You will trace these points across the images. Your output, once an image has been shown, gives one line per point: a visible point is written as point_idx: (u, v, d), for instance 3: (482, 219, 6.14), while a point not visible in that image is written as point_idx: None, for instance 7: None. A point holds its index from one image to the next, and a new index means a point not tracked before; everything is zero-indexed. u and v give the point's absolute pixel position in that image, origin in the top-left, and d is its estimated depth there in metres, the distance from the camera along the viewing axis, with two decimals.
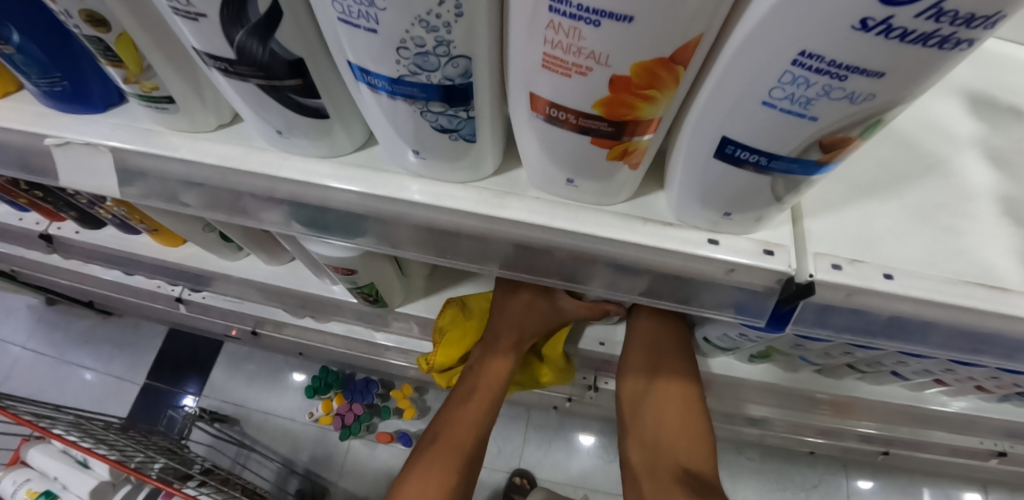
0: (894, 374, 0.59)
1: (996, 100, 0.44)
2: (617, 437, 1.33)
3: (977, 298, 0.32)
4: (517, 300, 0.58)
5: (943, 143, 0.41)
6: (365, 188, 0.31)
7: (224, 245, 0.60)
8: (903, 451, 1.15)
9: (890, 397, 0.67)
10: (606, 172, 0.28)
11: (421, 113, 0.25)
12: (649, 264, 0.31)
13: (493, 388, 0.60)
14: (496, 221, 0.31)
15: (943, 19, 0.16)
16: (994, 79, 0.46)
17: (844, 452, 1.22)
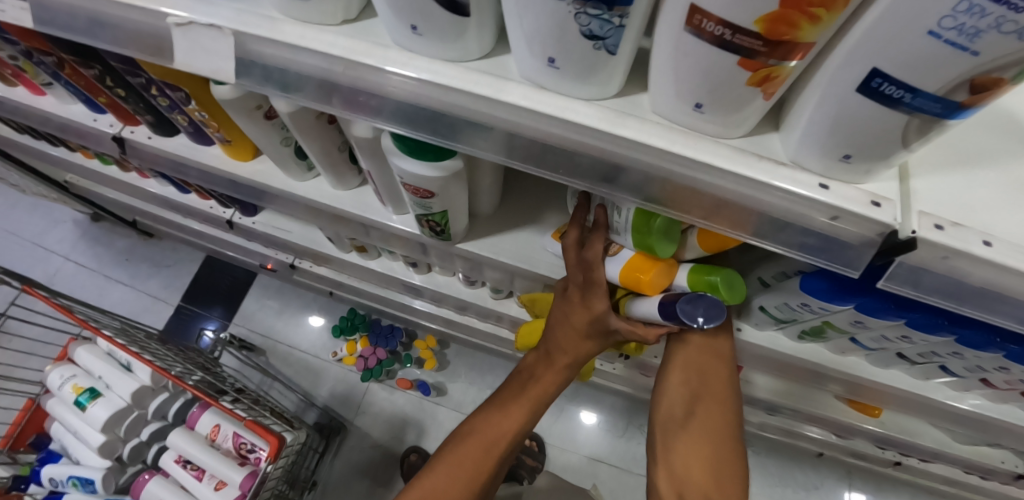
0: (944, 369, 0.58)
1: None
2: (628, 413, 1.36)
3: None
4: (572, 325, 0.56)
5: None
6: (489, 95, 0.32)
7: (297, 163, 0.61)
8: (915, 463, 1.15)
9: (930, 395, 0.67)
10: (740, 98, 0.28)
11: (575, 14, 0.25)
12: (756, 202, 0.32)
13: (547, 394, 0.62)
14: (614, 141, 0.31)
15: None
16: None
17: (855, 457, 1.23)
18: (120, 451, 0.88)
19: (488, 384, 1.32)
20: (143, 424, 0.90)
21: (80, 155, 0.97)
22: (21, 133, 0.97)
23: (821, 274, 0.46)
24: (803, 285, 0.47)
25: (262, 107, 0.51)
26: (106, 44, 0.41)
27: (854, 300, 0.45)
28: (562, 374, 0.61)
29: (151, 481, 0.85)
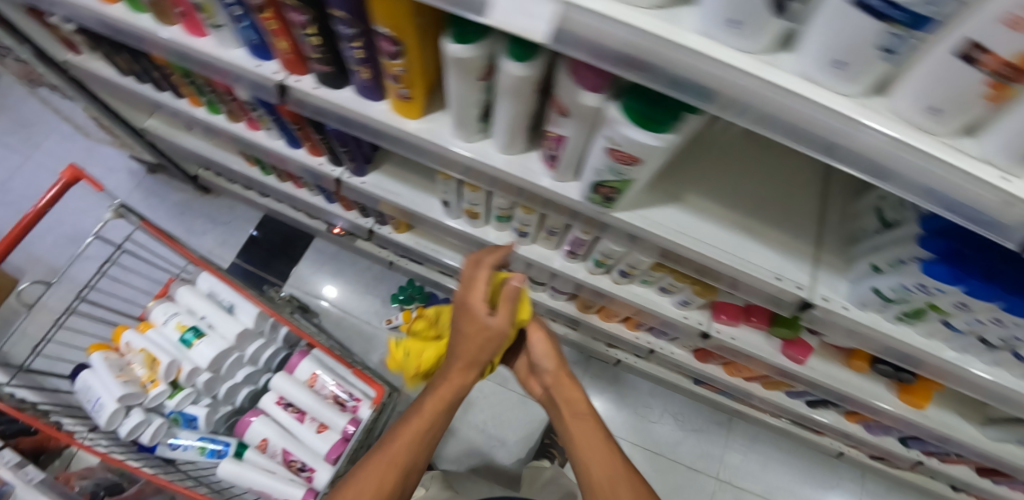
0: (1018, 354, 0.67)
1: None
2: (663, 402, 1.41)
3: None
4: (464, 347, 0.72)
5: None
6: (772, 83, 0.41)
7: (472, 123, 0.67)
8: (935, 461, 1.15)
9: (993, 380, 0.73)
10: (969, 105, 0.39)
11: (883, 32, 0.35)
12: (959, 184, 0.43)
13: (410, 457, 0.69)
14: (857, 125, 0.41)
15: None
16: None
17: (874, 456, 1.24)
18: (217, 390, 0.91)
19: None
20: (238, 366, 0.92)
21: (186, 100, 1.01)
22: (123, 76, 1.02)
23: (942, 261, 0.57)
24: (925, 267, 0.58)
25: (481, 72, 0.58)
26: None
27: (966, 273, 0.56)
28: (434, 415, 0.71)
29: (255, 420, 0.88)
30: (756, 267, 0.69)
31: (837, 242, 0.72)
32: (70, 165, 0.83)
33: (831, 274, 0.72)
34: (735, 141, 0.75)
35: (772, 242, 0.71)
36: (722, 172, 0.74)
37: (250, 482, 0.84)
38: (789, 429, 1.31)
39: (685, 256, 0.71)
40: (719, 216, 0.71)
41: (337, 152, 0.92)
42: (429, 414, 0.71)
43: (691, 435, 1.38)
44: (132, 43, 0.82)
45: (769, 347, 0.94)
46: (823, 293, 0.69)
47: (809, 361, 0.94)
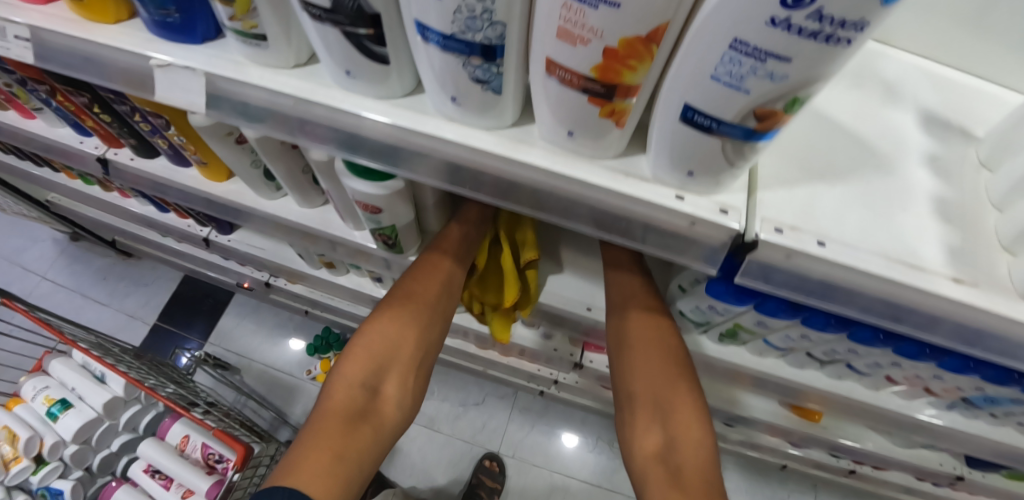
0: (850, 366, 0.64)
1: (948, 120, 0.49)
2: (596, 428, 1.36)
3: (893, 271, 0.39)
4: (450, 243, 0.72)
5: (889, 145, 0.46)
6: (415, 127, 0.40)
7: (261, 183, 0.67)
8: (868, 469, 1.08)
9: (845, 392, 0.68)
10: (598, 127, 0.36)
11: (464, 65, 0.34)
12: (638, 212, 0.40)
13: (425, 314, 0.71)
14: (512, 161, 0.39)
15: (824, 20, 0.24)
16: (950, 103, 0.50)
17: (812, 468, 1.17)
18: (90, 461, 0.91)
19: (459, 400, 1.37)
20: (113, 434, 0.93)
21: (64, 175, 1.04)
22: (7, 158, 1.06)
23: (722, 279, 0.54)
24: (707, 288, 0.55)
25: (234, 134, 0.58)
26: (99, 77, 0.48)
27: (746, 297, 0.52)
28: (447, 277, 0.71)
29: (118, 487, 0.88)
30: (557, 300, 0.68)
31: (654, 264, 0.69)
32: None
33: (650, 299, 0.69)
34: None
35: (580, 270, 0.70)
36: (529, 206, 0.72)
37: None
38: (725, 447, 1.25)
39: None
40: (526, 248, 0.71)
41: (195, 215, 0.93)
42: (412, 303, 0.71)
43: None
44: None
45: None
46: None
47: None
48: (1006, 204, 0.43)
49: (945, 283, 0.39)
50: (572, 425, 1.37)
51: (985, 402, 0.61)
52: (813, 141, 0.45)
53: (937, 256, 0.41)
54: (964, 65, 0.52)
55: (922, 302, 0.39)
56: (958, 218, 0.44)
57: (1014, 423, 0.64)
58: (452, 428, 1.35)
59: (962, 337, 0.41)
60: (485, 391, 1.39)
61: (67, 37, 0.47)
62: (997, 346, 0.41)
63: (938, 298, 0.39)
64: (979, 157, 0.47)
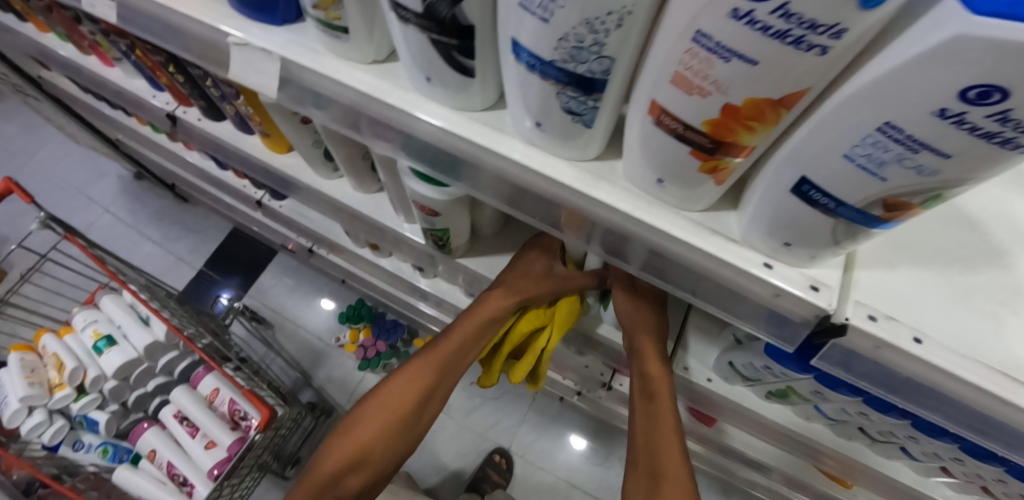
0: (904, 450, 0.58)
1: None
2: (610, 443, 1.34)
3: (997, 386, 0.33)
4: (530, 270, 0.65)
5: (1013, 235, 0.40)
6: (490, 147, 0.37)
7: (320, 161, 0.66)
8: None
9: (890, 472, 0.63)
10: (692, 180, 0.32)
11: (558, 94, 0.31)
12: (718, 273, 0.36)
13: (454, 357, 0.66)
14: (589, 198, 0.36)
15: (1010, 123, 0.20)
16: None
17: None
18: (127, 397, 0.95)
19: (477, 392, 1.37)
20: (149, 375, 0.96)
21: (135, 120, 1.07)
22: (86, 96, 1.10)
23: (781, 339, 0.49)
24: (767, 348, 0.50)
25: (299, 115, 0.56)
26: (177, 46, 0.48)
27: (810, 369, 0.47)
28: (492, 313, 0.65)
29: (148, 429, 0.92)
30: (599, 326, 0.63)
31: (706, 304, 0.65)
32: (6, 177, 0.90)
33: (701, 341, 0.65)
34: None
35: None
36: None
37: (141, 489, 0.88)
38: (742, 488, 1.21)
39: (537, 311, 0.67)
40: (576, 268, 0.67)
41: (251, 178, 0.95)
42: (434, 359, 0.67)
43: None
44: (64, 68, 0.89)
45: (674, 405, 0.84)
46: (685, 363, 0.63)
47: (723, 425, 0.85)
48: None
49: None
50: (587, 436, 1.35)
51: None
52: (918, 223, 0.40)
53: None
54: None
55: None
56: None
57: None
58: (466, 418, 1.35)
59: None
60: (504, 388, 1.38)
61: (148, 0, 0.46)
62: None
63: None
64: None
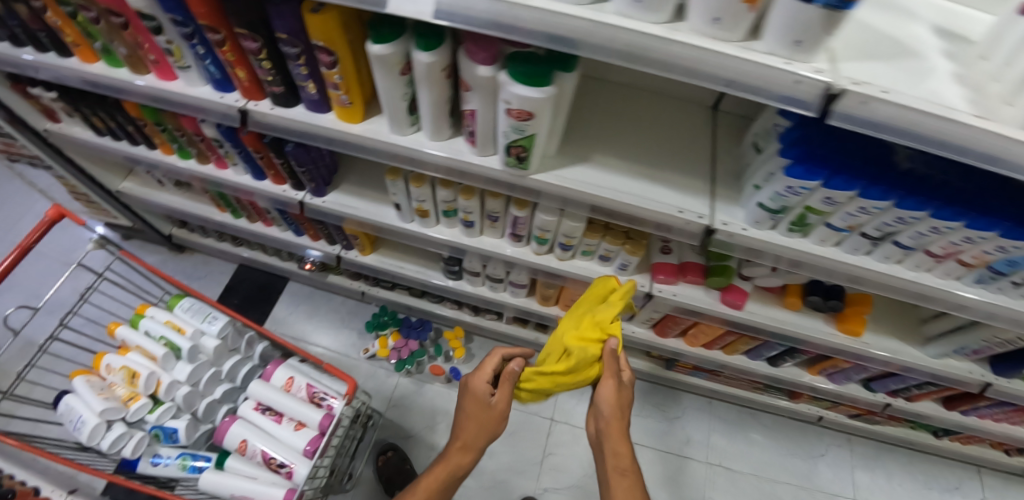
0: (897, 242, 0.79)
1: (953, 31, 0.69)
2: (643, 396, 1.50)
3: (936, 108, 0.56)
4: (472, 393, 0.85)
5: (912, 42, 0.65)
6: (600, 23, 0.57)
7: (401, 115, 0.80)
8: (903, 401, 1.28)
9: (891, 274, 0.84)
10: (737, 15, 0.53)
11: None
12: (760, 75, 0.57)
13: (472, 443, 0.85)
14: (670, 42, 0.56)
15: None
16: (954, 20, 0.70)
17: (849, 403, 1.34)
18: (197, 406, 0.95)
19: None
20: (215, 382, 0.98)
21: (161, 151, 1.13)
22: (98, 134, 1.12)
23: (798, 163, 0.70)
24: (789, 171, 0.70)
25: (400, 64, 0.72)
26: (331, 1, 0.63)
27: (819, 169, 0.69)
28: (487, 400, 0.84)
29: (233, 423, 0.92)
30: (690, 214, 0.80)
31: (729, 177, 0.85)
32: (56, 204, 0.90)
33: (727, 204, 0.82)
34: (625, 104, 0.90)
35: (667, 182, 0.83)
36: (604, 111, 0.89)
37: (229, 489, 0.86)
38: (767, 401, 1.44)
39: (610, 206, 0.81)
40: (623, 168, 0.83)
41: (298, 175, 1.05)
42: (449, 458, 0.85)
43: (678, 422, 1.47)
44: (117, 96, 0.95)
45: (710, 298, 1.04)
46: (723, 219, 0.80)
47: (750, 306, 1.06)
48: (1012, 96, 0.62)
49: (971, 118, 0.57)
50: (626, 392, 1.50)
51: (1006, 267, 0.79)
52: (859, 32, 0.63)
53: (962, 104, 0.59)
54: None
55: (956, 128, 0.57)
56: (964, 85, 0.62)
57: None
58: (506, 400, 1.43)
59: (987, 156, 0.59)
60: None
61: None
62: (1010, 162, 0.59)
63: (968, 127, 0.57)
64: (975, 56, 0.67)
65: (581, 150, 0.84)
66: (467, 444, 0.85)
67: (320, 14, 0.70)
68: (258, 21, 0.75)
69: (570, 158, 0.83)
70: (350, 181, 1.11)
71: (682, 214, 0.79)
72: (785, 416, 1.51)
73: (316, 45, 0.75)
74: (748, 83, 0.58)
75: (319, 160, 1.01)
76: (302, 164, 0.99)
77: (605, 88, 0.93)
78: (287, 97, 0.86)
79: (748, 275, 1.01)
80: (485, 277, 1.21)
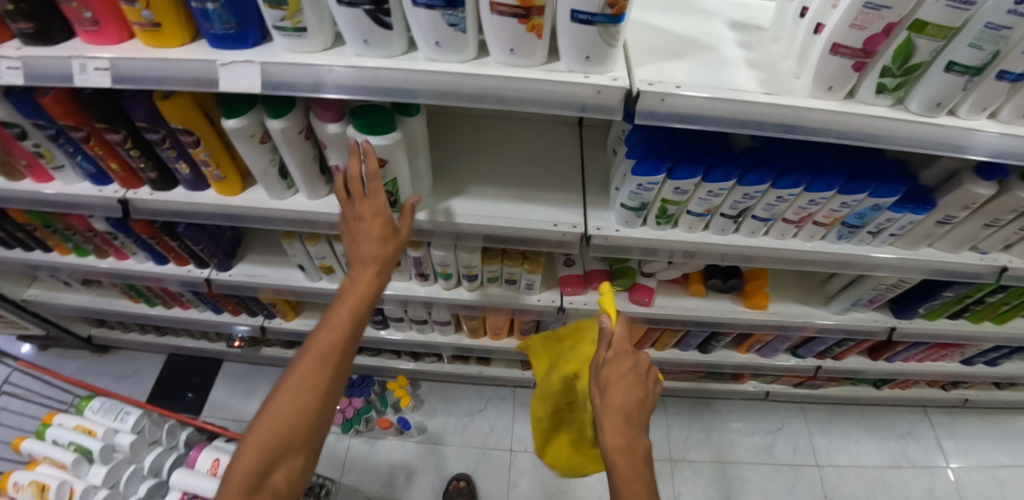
0: (755, 216, 0.85)
1: (748, 24, 0.78)
2: None
3: (726, 93, 0.63)
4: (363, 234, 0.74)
5: (710, 39, 0.73)
6: (413, 69, 0.62)
7: (276, 181, 0.83)
8: (830, 361, 1.37)
9: (763, 245, 0.90)
10: (529, 42, 0.60)
11: (444, 14, 0.57)
12: (566, 91, 0.62)
13: (335, 345, 0.70)
14: (479, 76, 0.62)
15: None
16: (748, 15, 0.80)
17: (786, 373, 1.40)
18: None
19: (464, 410, 1.46)
20: (139, 478, 0.96)
21: (58, 251, 1.12)
22: None
23: (642, 161, 0.75)
24: (635, 169, 0.76)
25: (258, 134, 0.75)
26: (166, 87, 0.66)
27: (660, 164, 0.75)
28: (370, 285, 0.73)
29: None
30: (564, 225, 0.84)
31: (599, 184, 0.90)
32: None
33: (599, 209, 0.87)
34: (496, 135, 0.96)
35: (540, 199, 0.87)
36: (473, 146, 0.94)
37: None
38: (718, 387, 1.50)
39: (489, 232, 0.85)
40: (498, 193, 0.88)
41: (198, 254, 1.05)
42: (337, 325, 0.71)
43: None
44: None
45: (621, 300, 1.09)
46: (596, 224, 0.85)
47: (660, 300, 1.10)
48: (799, 71, 0.70)
49: (761, 96, 0.65)
50: None
51: (857, 219, 0.86)
52: (660, 41, 0.71)
53: (753, 85, 0.67)
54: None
55: (748, 107, 0.64)
56: (759, 68, 0.70)
57: (885, 237, 0.91)
58: (462, 438, 1.42)
59: (783, 126, 0.66)
60: (486, 398, 1.49)
61: (142, 60, 0.64)
62: (806, 128, 0.67)
63: (758, 104, 0.64)
64: (770, 41, 0.75)
65: (456, 184, 0.88)
66: (338, 340, 0.71)
67: (168, 98, 0.72)
68: (114, 113, 0.76)
69: (446, 193, 0.87)
70: (255, 250, 1.12)
71: (556, 227, 0.83)
72: (742, 398, 1.63)
73: (174, 129, 0.76)
74: (559, 100, 0.63)
75: (215, 236, 1.02)
76: (198, 241, 0.99)
77: (478, 121, 0.99)
78: (166, 179, 0.88)
79: (650, 272, 1.06)
80: (409, 320, 1.21)
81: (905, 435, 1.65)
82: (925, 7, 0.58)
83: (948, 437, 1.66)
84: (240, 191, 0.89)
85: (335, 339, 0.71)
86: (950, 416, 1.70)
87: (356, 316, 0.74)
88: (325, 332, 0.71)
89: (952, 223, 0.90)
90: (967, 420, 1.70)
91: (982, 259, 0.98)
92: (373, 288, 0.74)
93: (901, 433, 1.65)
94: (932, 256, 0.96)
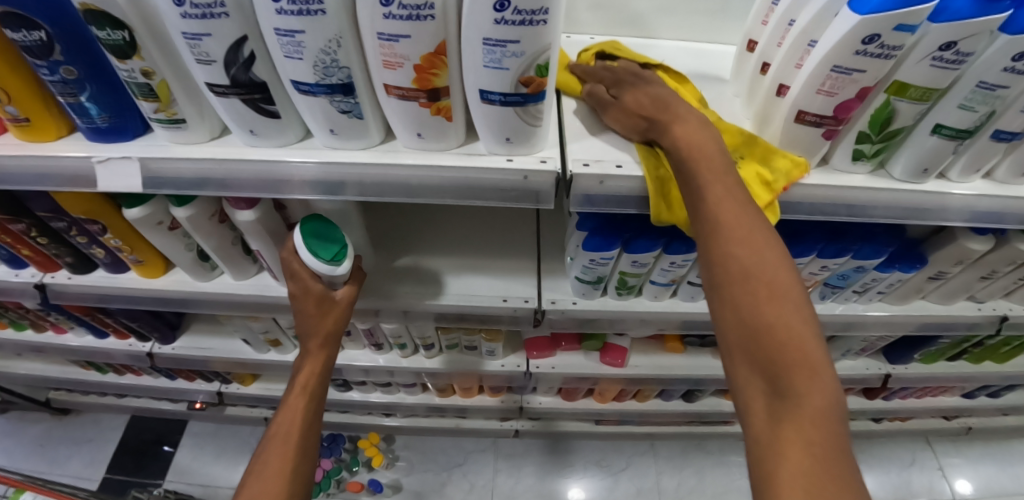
0: None
1: (704, 76, 0.69)
2: (584, 454, 1.43)
3: None
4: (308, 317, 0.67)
5: None
6: (311, 159, 0.54)
7: (197, 264, 0.77)
8: None
9: None
10: (437, 126, 0.52)
11: (333, 102, 0.49)
12: (488, 178, 0.54)
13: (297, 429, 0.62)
14: (385, 164, 0.54)
15: (505, 23, 0.42)
16: (704, 64, 0.71)
17: None
18: None
19: (440, 465, 1.39)
20: None
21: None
22: None
23: (592, 234, 0.67)
24: (585, 245, 0.67)
25: (167, 221, 0.68)
26: (44, 187, 0.58)
27: (612, 238, 0.66)
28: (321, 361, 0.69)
29: None
30: (515, 300, 0.76)
31: (554, 249, 0.82)
32: None
33: (554, 278, 0.79)
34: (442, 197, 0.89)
35: (489, 270, 0.79)
36: (418, 211, 0.87)
37: None
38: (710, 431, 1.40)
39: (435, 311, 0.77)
40: (442, 265, 0.80)
41: (136, 329, 0.98)
42: (295, 406, 0.65)
43: (622, 475, 1.41)
44: None
45: (592, 361, 1.01)
46: (551, 298, 0.77)
47: (634, 359, 1.02)
48: (762, 134, 0.61)
49: None
50: (568, 453, 1.43)
51: (841, 280, 0.76)
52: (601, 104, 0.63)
53: None
54: (707, 40, 0.75)
55: None
56: None
57: (874, 296, 0.81)
58: (440, 495, 1.34)
59: None
60: (465, 450, 1.42)
61: (11, 158, 0.57)
62: None
63: None
64: (729, 95, 0.67)
65: (396, 256, 0.81)
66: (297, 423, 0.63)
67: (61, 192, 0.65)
68: (11, 205, 0.69)
69: (386, 267, 0.79)
70: (200, 319, 1.05)
71: (506, 302, 0.75)
72: None
73: (77, 220, 0.69)
74: (481, 186, 0.55)
75: (152, 313, 0.95)
76: (134, 319, 0.93)
77: None
78: (84, 263, 0.81)
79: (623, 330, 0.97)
80: (373, 384, 1.16)
81: (912, 466, 1.54)
82: (904, 67, 0.49)
83: (959, 467, 1.54)
84: (164, 271, 0.82)
85: (293, 423, 0.63)
86: (960, 444, 1.58)
87: (314, 395, 0.67)
88: (284, 418, 0.64)
89: (943, 278, 0.78)
90: (978, 446, 1.58)
91: (980, 310, 0.85)
92: (325, 360, 0.69)
93: (908, 464, 1.54)
94: (923, 309, 0.84)
